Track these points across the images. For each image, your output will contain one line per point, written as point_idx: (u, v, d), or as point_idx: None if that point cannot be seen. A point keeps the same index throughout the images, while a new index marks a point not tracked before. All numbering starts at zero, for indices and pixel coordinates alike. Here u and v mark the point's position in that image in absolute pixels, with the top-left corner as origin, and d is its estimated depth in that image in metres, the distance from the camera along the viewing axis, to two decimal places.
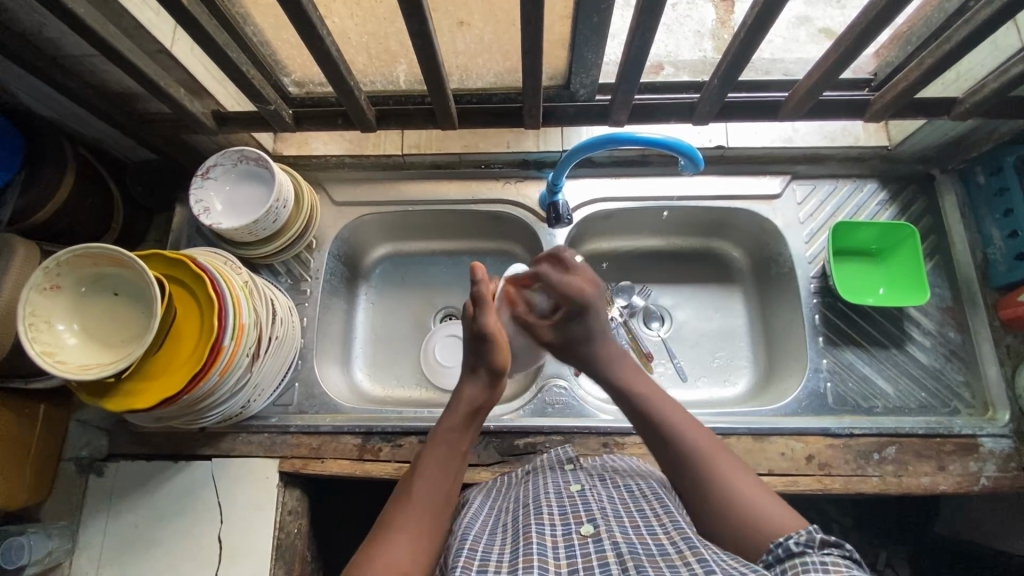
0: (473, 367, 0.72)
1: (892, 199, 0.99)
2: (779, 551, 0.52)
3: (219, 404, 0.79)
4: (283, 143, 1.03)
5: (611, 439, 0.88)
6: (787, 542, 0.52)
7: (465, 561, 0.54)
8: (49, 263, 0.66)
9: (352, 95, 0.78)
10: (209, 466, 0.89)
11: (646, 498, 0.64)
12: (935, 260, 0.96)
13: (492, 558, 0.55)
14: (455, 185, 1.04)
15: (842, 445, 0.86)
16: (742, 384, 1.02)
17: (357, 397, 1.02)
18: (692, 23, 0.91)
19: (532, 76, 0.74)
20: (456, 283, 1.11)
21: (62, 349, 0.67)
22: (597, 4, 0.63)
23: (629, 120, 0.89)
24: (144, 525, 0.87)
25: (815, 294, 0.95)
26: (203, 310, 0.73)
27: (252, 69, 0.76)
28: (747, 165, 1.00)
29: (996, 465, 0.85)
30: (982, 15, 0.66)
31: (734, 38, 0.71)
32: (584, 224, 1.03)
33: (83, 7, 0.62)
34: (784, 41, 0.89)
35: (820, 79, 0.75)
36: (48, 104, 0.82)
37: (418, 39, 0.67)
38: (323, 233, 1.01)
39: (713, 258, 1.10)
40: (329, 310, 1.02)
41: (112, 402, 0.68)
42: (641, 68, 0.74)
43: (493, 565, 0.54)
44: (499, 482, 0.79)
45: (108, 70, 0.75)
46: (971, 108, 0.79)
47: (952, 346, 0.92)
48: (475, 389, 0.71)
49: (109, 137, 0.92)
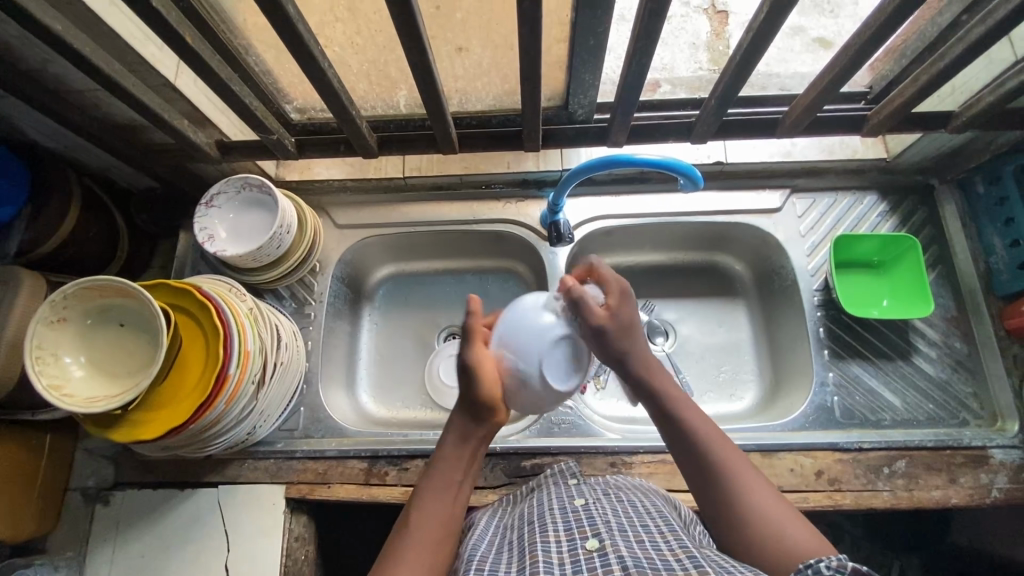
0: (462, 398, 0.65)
1: (892, 210, 0.99)
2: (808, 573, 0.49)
3: (225, 432, 0.79)
4: (286, 168, 1.04)
5: (618, 458, 0.88)
6: (817, 565, 0.48)
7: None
8: (56, 296, 0.67)
9: (353, 122, 0.79)
10: (215, 493, 0.89)
11: (652, 516, 0.63)
12: (937, 271, 0.96)
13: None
14: (456, 206, 1.04)
15: (852, 459, 0.86)
16: (749, 398, 1.01)
17: (364, 419, 1.02)
18: (687, 36, 0.95)
19: (531, 100, 0.75)
20: (459, 302, 1.12)
21: (68, 382, 0.67)
22: (594, 28, 0.64)
23: (628, 140, 0.89)
24: (150, 555, 0.87)
25: (819, 307, 0.95)
26: (208, 338, 0.73)
27: (255, 100, 0.77)
28: (746, 180, 1.00)
29: (1008, 477, 0.84)
30: (976, 32, 0.67)
31: (731, 58, 0.72)
32: (585, 241, 1.03)
33: (90, 48, 0.64)
34: (780, 51, 0.92)
35: (817, 96, 0.76)
36: (52, 138, 0.83)
37: (419, 68, 0.68)
38: (326, 257, 1.02)
39: (715, 271, 1.10)
40: (333, 332, 1.02)
41: (117, 434, 0.68)
42: (639, 89, 0.74)
43: None
44: (503, 504, 0.78)
45: (112, 104, 0.76)
46: (967, 121, 0.80)
47: (959, 357, 0.92)
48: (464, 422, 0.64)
49: (113, 167, 0.93)
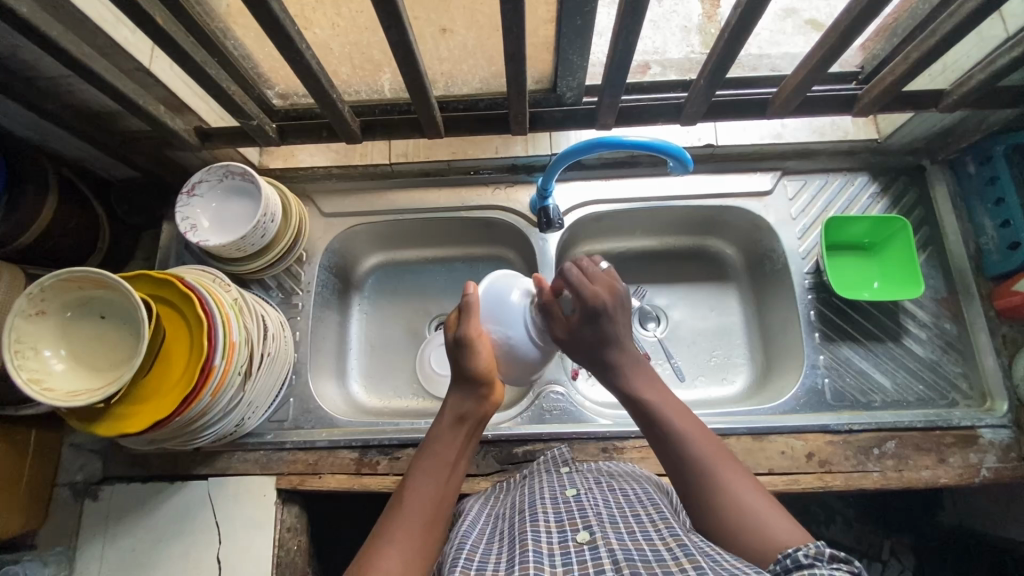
0: (457, 376, 0.70)
1: (884, 191, 0.98)
2: (786, 562, 0.49)
3: (212, 424, 0.78)
4: (270, 156, 1.02)
5: (610, 444, 0.88)
6: (795, 553, 0.49)
7: (460, 571, 0.54)
8: (33, 289, 0.65)
9: (335, 106, 0.77)
10: (205, 485, 0.88)
11: (643, 504, 0.64)
12: (928, 252, 0.96)
13: (489, 566, 0.54)
14: (444, 192, 1.03)
15: (841, 441, 0.86)
16: (740, 382, 1.01)
17: (355, 409, 1.01)
18: (679, 19, 0.91)
19: (517, 81, 0.73)
20: (449, 290, 1.10)
21: (49, 376, 0.66)
22: (580, 7, 0.62)
23: (617, 123, 0.88)
24: (141, 548, 0.86)
25: (810, 289, 0.95)
26: (193, 331, 0.72)
27: (233, 84, 0.75)
28: (737, 163, 0.99)
29: (996, 456, 0.84)
30: (969, 6, 0.65)
31: (719, 38, 0.70)
32: (575, 227, 1.02)
33: (58, 31, 0.61)
34: (772, 33, 0.90)
35: (806, 76, 0.75)
36: (26, 127, 0.81)
37: (400, 50, 0.66)
38: (313, 246, 1.00)
39: (707, 256, 1.09)
40: (322, 322, 1.01)
41: (102, 428, 0.67)
42: (626, 70, 0.73)
43: (489, 573, 0.53)
44: (496, 490, 0.78)
45: (86, 90, 0.74)
46: (959, 100, 0.79)
47: (948, 338, 0.92)
48: (462, 399, 0.69)
49: (91, 157, 0.91)
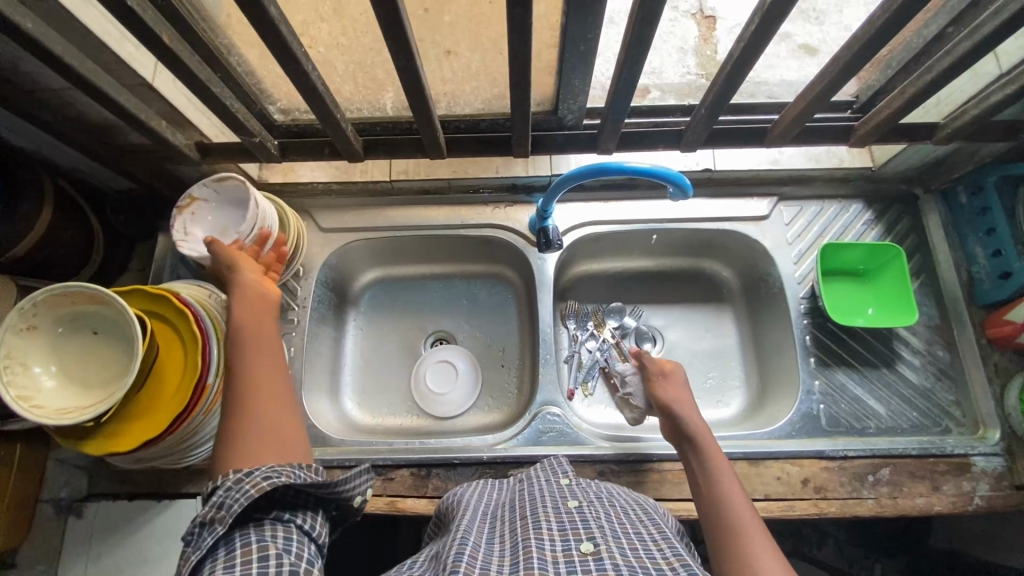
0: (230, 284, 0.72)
1: (878, 218, 1.00)
2: None
3: (203, 442, 0.77)
4: (269, 170, 1.02)
5: (606, 467, 0.87)
6: None
7: (466, 566, 0.52)
8: (24, 303, 0.64)
9: (338, 125, 0.77)
10: (193, 504, 0.87)
11: (644, 524, 0.63)
12: (920, 280, 0.97)
13: (490, 568, 0.53)
14: (444, 210, 1.03)
15: (837, 467, 0.86)
16: (736, 405, 1.01)
17: (348, 427, 0.99)
18: (675, 40, 0.97)
19: (521, 106, 0.74)
20: (445, 307, 1.10)
21: (38, 393, 0.65)
22: (584, 34, 0.63)
23: (619, 147, 0.88)
24: (124, 568, 0.84)
25: (806, 314, 0.96)
26: (186, 347, 0.71)
27: (237, 103, 0.75)
28: (735, 188, 1.01)
29: (989, 484, 0.85)
30: (964, 45, 0.67)
31: (722, 68, 0.71)
32: (574, 246, 1.03)
33: (62, 46, 0.61)
34: (766, 60, 0.92)
35: (805, 107, 0.76)
36: (24, 136, 0.80)
37: (406, 73, 0.66)
38: (310, 261, 1.00)
39: (703, 278, 1.10)
40: (317, 337, 1.00)
41: (91, 446, 0.66)
42: (629, 96, 0.74)
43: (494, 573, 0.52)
44: (486, 486, 0.77)
45: (87, 103, 0.74)
46: (952, 132, 0.80)
47: (941, 365, 0.93)
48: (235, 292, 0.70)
49: (87, 166, 0.90)
